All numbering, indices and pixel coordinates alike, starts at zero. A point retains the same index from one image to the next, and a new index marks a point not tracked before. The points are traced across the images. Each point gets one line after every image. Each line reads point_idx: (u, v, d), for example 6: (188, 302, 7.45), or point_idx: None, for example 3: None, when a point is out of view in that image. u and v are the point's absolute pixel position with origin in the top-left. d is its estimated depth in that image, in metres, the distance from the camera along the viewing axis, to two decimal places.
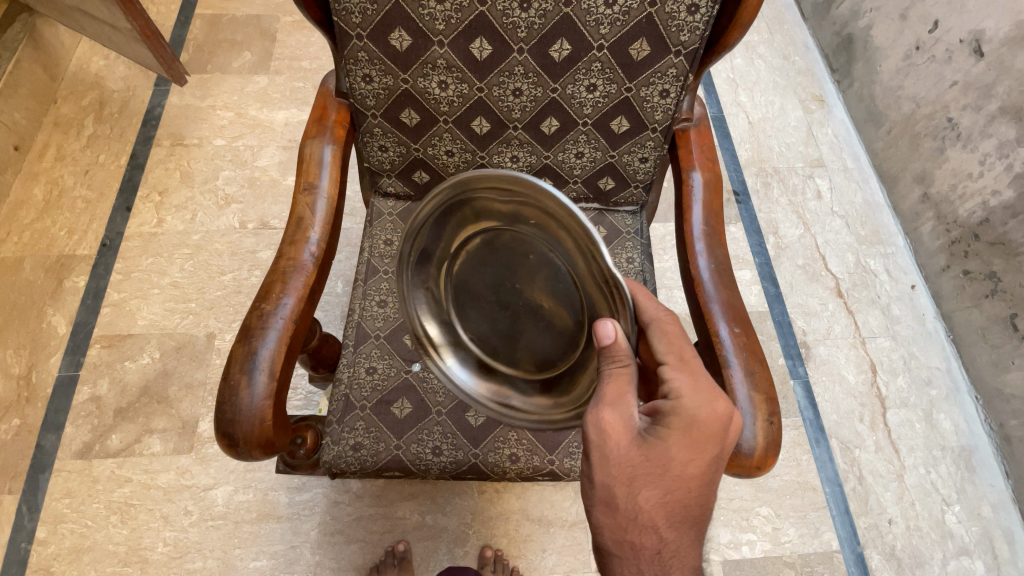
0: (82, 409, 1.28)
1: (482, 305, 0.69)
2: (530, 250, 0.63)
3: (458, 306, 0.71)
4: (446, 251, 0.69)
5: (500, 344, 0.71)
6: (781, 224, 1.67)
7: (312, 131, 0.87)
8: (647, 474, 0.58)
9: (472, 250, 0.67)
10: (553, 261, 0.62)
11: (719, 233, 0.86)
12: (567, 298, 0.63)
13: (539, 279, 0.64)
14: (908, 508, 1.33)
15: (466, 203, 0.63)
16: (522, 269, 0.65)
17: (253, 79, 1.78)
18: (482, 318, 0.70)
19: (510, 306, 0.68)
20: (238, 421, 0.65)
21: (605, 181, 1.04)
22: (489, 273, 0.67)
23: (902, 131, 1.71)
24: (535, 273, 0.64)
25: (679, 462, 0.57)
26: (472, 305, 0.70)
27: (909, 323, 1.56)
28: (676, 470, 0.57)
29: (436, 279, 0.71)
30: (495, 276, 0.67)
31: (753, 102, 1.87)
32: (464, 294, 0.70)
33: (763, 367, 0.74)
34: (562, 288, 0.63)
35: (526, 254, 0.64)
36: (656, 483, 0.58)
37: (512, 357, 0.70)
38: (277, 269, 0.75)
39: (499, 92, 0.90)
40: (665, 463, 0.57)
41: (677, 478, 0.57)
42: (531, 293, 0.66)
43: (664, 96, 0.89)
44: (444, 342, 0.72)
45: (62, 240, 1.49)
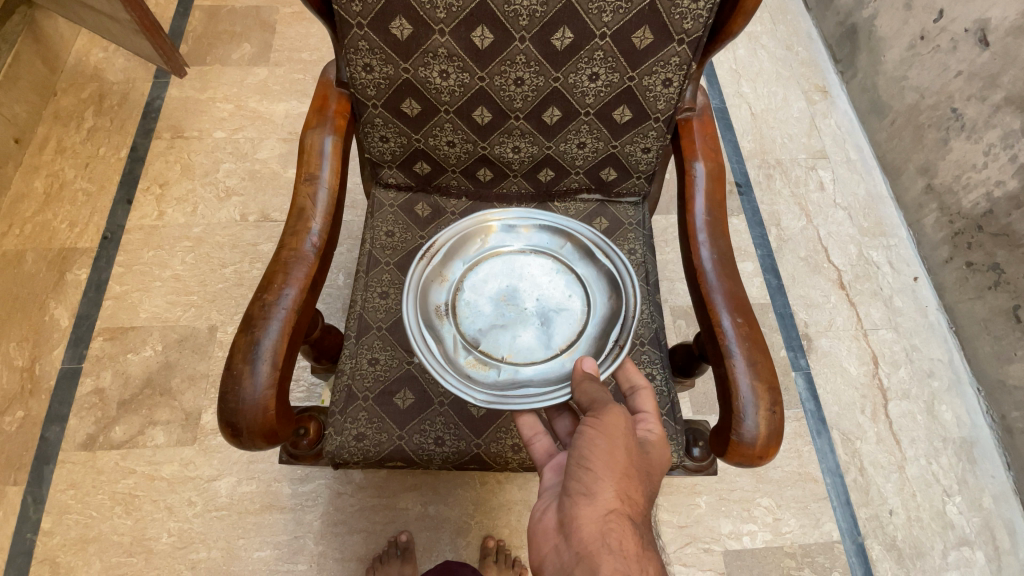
0: (86, 401, 1.29)
1: (509, 285, 0.81)
2: (576, 300, 0.80)
3: (493, 270, 0.82)
4: (524, 244, 0.83)
5: (483, 314, 0.78)
6: (784, 216, 1.66)
7: (313, 121, 0.87)
8: (645, 463, 0.66)
9: (547, 265, 0.82)
10: (582, 317, 0.79)
11: (722, 223, 0.86)
12: (567, 339, 0.77)
13: (558, 315, 0.79)
14: (909, 498, 1.33)
15: (567, 251, 0.83)
16: (558, 304, 0.80)
17: (252, 71, 1.77)
18: (493, 291, 0.80)
19: (519, 309, 0.79)
20: (242, 410, 0.65)
21: (608, 171, 1.03)
22: (534, 284, 0.81)
23: (905, 122, 1.70)
24: (563, 310, 0.79)
25: (659, 465, 0.68)
26: (503, 285, 0.81)
27: (911, 315, 1.56)
28: (657, 473, 0.68)
29: (501, 252, 0.83)
30: (538, 288, 0.81)
31: (756, 93, 1.85)
32: (512, 268, 0.82)
33: (765, 357, 0.74)
34: (571, 333, 0.77)
35: (571, 300, 0.80)
36: (650, 476, 0.66)
37: (480, 326, 0.77)
38: (279, 259, 0.75)
39: (501, 81, 0.89)
40: (656, 461, 0.68)
41: (658, 471, 0.68)
42: (545, 316, 0.79)
43: (667, 85, 0.89)
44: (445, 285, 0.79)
45: (64, 233, 1.49)
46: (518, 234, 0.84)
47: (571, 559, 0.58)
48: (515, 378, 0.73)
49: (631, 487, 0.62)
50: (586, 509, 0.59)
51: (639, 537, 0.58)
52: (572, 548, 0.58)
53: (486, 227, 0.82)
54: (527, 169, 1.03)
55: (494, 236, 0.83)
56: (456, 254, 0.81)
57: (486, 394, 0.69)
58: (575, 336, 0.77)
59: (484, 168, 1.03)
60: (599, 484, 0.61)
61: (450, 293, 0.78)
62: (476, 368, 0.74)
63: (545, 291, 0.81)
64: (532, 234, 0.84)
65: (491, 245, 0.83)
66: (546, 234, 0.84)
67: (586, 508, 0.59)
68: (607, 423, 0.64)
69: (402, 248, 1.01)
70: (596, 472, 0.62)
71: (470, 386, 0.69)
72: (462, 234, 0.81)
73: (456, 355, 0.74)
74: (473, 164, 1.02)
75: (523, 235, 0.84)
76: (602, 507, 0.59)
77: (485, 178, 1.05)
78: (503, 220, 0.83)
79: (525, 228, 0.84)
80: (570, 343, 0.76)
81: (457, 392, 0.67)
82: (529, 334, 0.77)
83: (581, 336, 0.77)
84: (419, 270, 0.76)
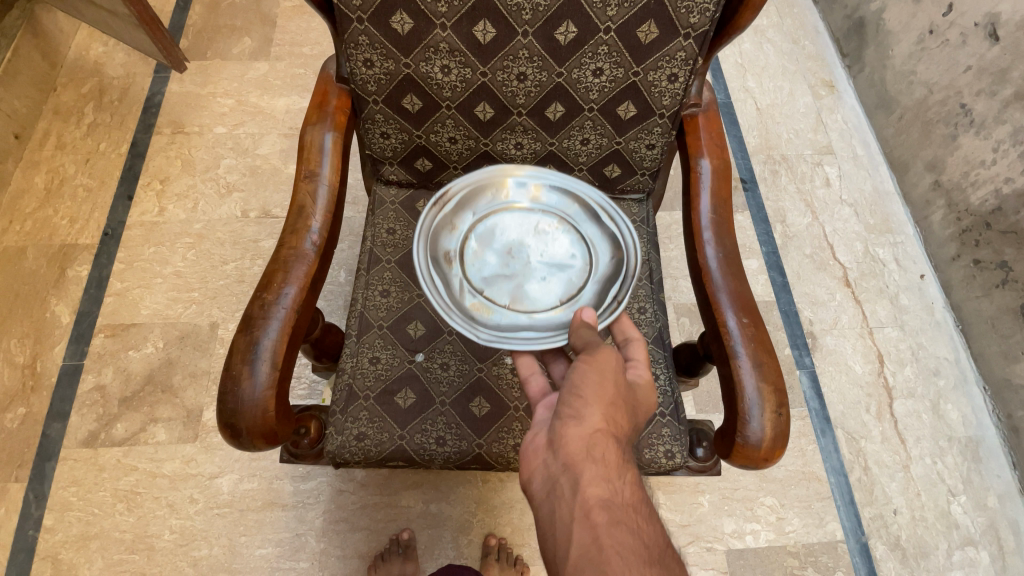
0: (87, 398, 1.29)
1: (518, 238, 0.81)
2: (581, 258, 0.80)
3: (503, 222, 0.81)
4: (532, 203, 0.82)
5: (489, 262, 0.79)
6: (789, 213, 1.64)
7: (312, 117, 0.85)
8: (632, 398, 0.65)
9: (554, 223, 0.82)
10: (583, 274, 0.79)
11: (727, 221, 0.84)
12: (568, 294, 0.78)
13: (562, 270, 0.79)
14: (913, 498, 1.32)
15: (575, 211, 0.82)
16: (563, 259, 0.80)
17: (253, 66, 1.75)
18: (502, 242, 0.80)
19: (525, 261, 0.80)
20: (242, 411, 0.64)
21: (612, 168, 1.01)
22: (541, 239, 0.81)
23: (913, 117, 1.67)
24: (567, 266, 0.79)
25: (645, 407, 0.67)
26: (511, 237, 0.81)
27: (918, 313, 1.54)
28: (644, 411, 0.67)
29: (510, 209, 0.82)
30: (544, 243, 0.81)
31: (761, 88, 1.83)
32: (522, 222, 0.82)
33: (771, 358, 0.73)
34: (572, 288, 0.78)
35: (576, 257, 0.80)
36: (637, 410, 0.65)
37: (486, 274, 0.78)
38: (279, 257, 0.75)
39: (504, 76, 0.88)
40: (642, 401, 0.67)
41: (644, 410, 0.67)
42: (549, 271, 0.79)
43: (672, 80, 0.87)
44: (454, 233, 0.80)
45: (64, 229, 1.49)
46: (527, 194, 0.82)
47: (557, 470, 0.58)
48: (516, 324, 0.75)
49: (619, 413, 0.61)
50: (573, 427, 0.59)
51: (624, 455, 0.59)
52: (557, 462, 0.58)
53: (499, 180, 0.82)
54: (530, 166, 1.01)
55: (504, 193, 0.82)
56: (467, 205, 0.81)
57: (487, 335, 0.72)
58: (576, 293, 0.78)
59: (487, 165, 1.01)
60: (588, 408, 0.60)
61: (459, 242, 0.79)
62: (480, 311, 0.76)
63: (552, 246, 0.81)
64: (541, 194, 0.82)
65: (503, 199, 0.82)
66: (555, 192, 0.83)
67: (573, 427, 0.59)
68: (600, 359, 0.64)
69: (403, 246, 1.00)
70: (584, 398, 0.61)
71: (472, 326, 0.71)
72: (475, 184, 0.81)
73: (461, 299, 0.76)
74: (475, 160, 1.00)
75: (532, 195, 0.82)
76: (589, 427, 0.59)
77: None
78: (517, 176, 0.82)
79: (534, 189, 0.82)
80: (570, 298, 0.77)
81: (461, 330, 0.70)
82: (532, 286, 0.78)
83: (582, 291, 0.78)
84: (429, 217, 0.77)
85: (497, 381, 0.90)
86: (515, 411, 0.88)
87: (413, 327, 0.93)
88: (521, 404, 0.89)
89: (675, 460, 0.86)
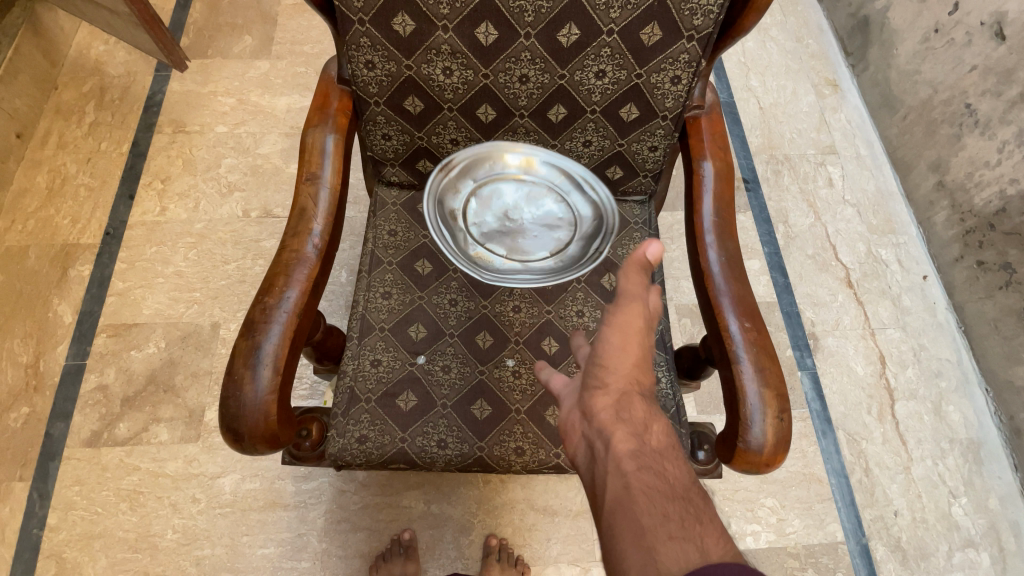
0: (90, 398, 1.29)
1: (513, 204, 0.82)
2: (569, 216, 0.83)
3: (500, 191, 0.82)
4: (523, 173, 0.82)
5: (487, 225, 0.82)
6: (792, 213, 1.64)
7: (314, 119, 0.85)
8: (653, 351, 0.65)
9: (544, 187, 0.83)
10: (570, 235, 0.82)
11: (730, 224, 0.84)
12: (555, 249, 0.82)
13: (549, 227, 0.82)
14: (914, 499, 1.32)
15: (567, 177, 0.82)
16: (552, 216, 0.83)
17: (254, 64, 1.75)
18: (499, 208, 0.82)
19: (520, 223, 0.83)
20: (243, 416, 0.64)
21: (614, 170, 1.01)
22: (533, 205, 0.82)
23: (918, 117, 1.67)
24: (555, 224, 0.83)
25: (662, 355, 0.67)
26: (504, 198, 0.82)
27: (920, 314, 1.54)
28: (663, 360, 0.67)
29: (501, 179, 0.82)
30: (535, 209, 0.82)
31: (765, 87, 1.82)
32: (518, 190, 0.83)
33: (773, 363, 0.72)
34: (558, 244, 0.82)
35: (564, 215, 0.83)
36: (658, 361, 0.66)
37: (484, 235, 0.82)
38: (280, 260, 0.75)
39: (506, 78, 0.87)
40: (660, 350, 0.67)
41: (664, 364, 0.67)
42: (538, 229, 0.82)
43: (676, 82, 0.87)
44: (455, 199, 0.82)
45: (66, 228, 1.49)
46: (519, 165, 0.82)
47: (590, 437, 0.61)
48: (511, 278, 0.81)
49: (643, 371, 0.63)
50: (599, 394, 0.61)
51: (649, 409, 0.61)
52: (591, 428, 0.61)
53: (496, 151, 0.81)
54: None
55: (499, 164, 0.82)
56: (467, 174, 0.82)
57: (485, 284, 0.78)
58: (563, 247, 0.82)
59: None
60: (611, 370, 0.62)
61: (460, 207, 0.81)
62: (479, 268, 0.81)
63: (541, 204, 0.82)
64: (532, 166, 0.82)
65: (500, 169, 0.82)
66: (548, 164, 0.82)
67: (599, 393, 0.61)
68: (621, 321, 0.63)
69: (404, 248, 0.99)
70: (608, 362, 0.62)
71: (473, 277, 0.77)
72: (472, 156, 0.81)
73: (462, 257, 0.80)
74: None
75: (523, 166, 0.82)
76: (614, 391, 0.62)
77: None
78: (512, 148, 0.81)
79: (525, 159, 0.82)
80: (557, 251, 0.82)
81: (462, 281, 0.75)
82: (524, 244, 0.82)
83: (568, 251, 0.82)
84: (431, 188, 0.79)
85: (498, 383, 0.90)
86: (516, 414, 0.88)
87: (414, 330, 0.93)
88: (522, 407, 0.89)
89: None
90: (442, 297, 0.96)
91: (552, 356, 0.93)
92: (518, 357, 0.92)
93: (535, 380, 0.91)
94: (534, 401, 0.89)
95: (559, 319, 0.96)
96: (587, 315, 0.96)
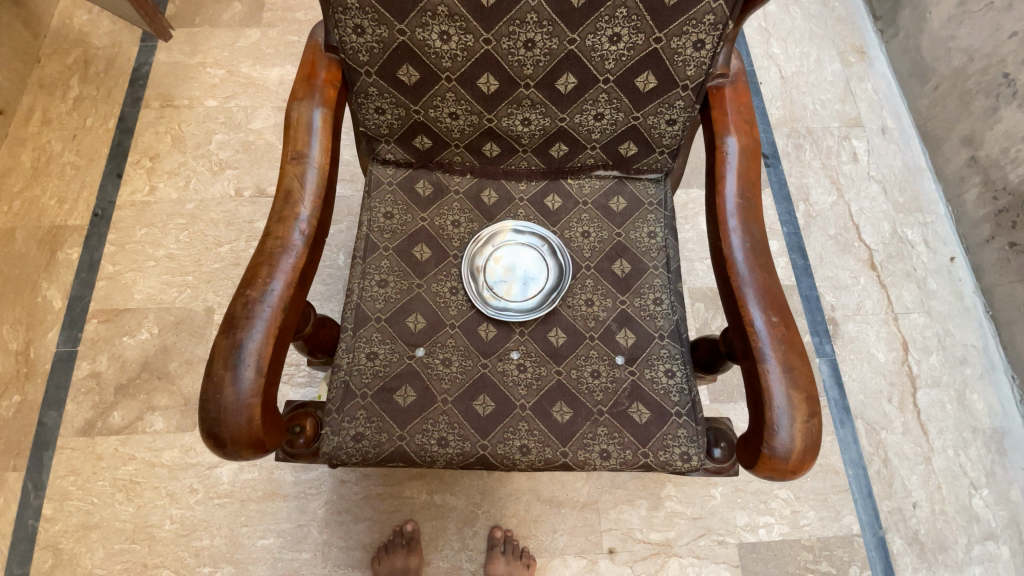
0: (82, 385, 1.25)
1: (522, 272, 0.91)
2: (549, 269, 0.91)
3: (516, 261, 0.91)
4: (521, 241, 0.93)
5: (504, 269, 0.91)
6: (813, 190, 1.54)
7: (300, 92, 0.78)
8: None
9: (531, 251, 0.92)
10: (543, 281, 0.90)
11: (755, 207, 0.77)
12: (534, 291, 0.90)
13: (530, 273, 0.91)
14: (933, 491, 1.27)
15: (550, 244, 0.92)
16: (535, 268, 0.91)
17: (244, 33, 1.65)
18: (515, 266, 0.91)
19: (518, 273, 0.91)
20: (224, 421, 0.59)
21: (627, 146, 0.93)
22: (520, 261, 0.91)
23: (950, 87, 1.56)
24: (535, 274, 0.91)
25: None
26: (501, 258, 0.92)
27: (945, 298, 1.46)
28: None
29: (503, 246, 0.92)
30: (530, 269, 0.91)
31: (787, 54, 1.70)
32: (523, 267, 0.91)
33: (804, 362, 0.66)
34: (539, 291, 0.90)
35: (544, 269, 0.91)
36: None
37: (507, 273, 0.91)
38: (264, 249, 0.68)
39: (510, 44, 0.80)
40: None
41: None
42: (521, 276, 0.90)
43: (698, 48, 0.79)
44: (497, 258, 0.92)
45: (53, 209, 1.43)
46: (518, 239, 0.93)
47: None
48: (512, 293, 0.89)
49: None
50: None
51: None
52: None
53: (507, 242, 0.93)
54: (538, 144, 0.93)
55: (502, 234, 0.93)
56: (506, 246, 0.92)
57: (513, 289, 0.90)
58: (543, 295, 0.89)
59: (491, 143, 0.93)
60: None
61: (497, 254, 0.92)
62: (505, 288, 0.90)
63: (528, 258, 0.92)
64: (530, 236, 0.93)
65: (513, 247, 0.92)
66: (536, 234, 0.93)
67: None
68: None
69: (401, 232, 0.93)
70: None
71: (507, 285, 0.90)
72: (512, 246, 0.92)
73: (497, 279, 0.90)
74: (478, 138, 0.92)
75: (522, 237, 0.93)
76: None
77: (491, 154, 0.95)
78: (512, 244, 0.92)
79: (523, 232, 0.93)
80: (536, 294, 0.90)
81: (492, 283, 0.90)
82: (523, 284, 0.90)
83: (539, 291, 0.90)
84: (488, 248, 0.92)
85: (503, 377, 0.85)
86: (521, 411, 0.83)
87: (412, 320, 0.87)
88: (528, 403, 0.83)
89: (692, 463, 0.80)
90: (442, 285, 0.90)
91: (559, 348, 0.87)
92: (523, 349, 0.87)
93: (541, 373, 0.85)
94: (540, 397, 0.84)
95: (567, 309, 0.89)
96: (596, 304, 0.90)
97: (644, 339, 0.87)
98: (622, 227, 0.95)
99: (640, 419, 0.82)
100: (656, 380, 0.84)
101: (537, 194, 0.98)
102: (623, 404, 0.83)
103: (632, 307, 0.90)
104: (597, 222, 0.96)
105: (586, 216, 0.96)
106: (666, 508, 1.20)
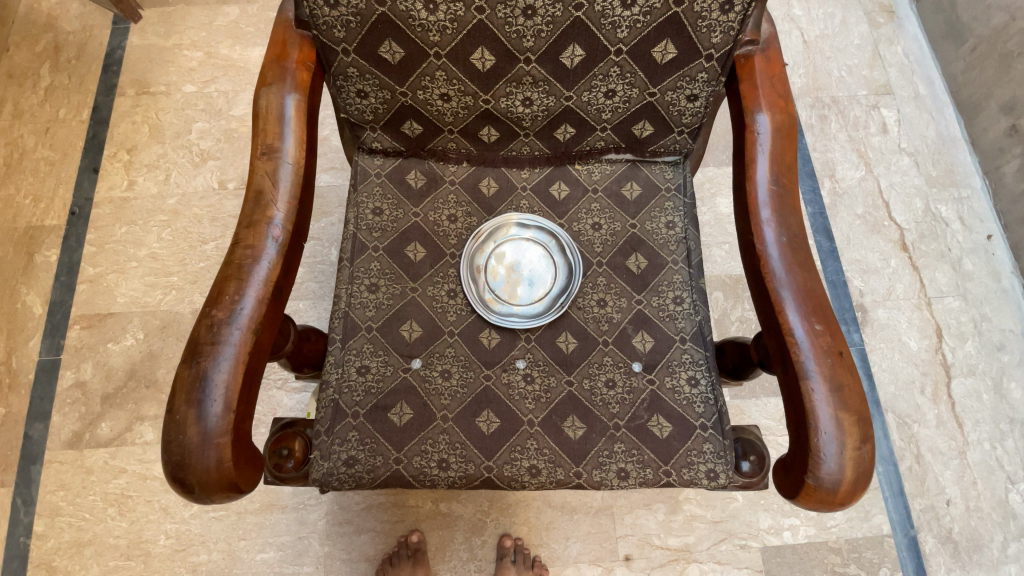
0: (67, 396, 1.19)
1: (527, 273, 0.82)
2: (556, 270, 0.82)
3: (522, 260, 0.83)
4: (526, 239, 0.84)
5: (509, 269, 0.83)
6: (839, 165, 1.43)
7: (269, 75, 0.68)
8: None
9: (538, 248, 0.84)
10: (549, 282, 0.82)
11: (792, 194, 0.67)
12: (540, 296, 0.81)
13: (535, 274, 0.82)
14: (969, 487, 1.20)
15: (558, 241, 0.83)
16: (541, 268, 0.83)
17: (222, 11, 1.53)
18: (521, 266, 0.83)
19: (523, 274, 0.82)
20: (189, 464, 0.52)
21: (642, 127, 0.82)
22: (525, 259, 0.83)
23: (989, 49, 1.42)
24: (541, 275, 0.82)
25: None
26: (506, 256, 0.83)
27: (982, 280, 1.36)
28: None
29: (507, 244, 0.84)
30: (536, 268, 0.83)
31: (809, 16, 1.56)
32: (529, 267, 0.83)
33: (854, 378, 0.57)
34: (545, 294, 0.81)
35: (551, 269, 0.83)
36: None
37: (511, 275, 0.82)
38: (232, 261, 0.60)
39: (507, 12, 0.69)
40: None
41: None
42: (527, 278, 0.82)
43: (726, 9, 0.68)
44: (502, 258, 0.83)
45: (28, 209, 1.35)
46: (524, 236, 0.84)
47: None
48: (517, 295, 0.81)
49: None
50: None
51: None
52: None
53: (511, 240, 0.84)
54: (541, 127, 0.83)
55: (506, 231, 0.84)
56: (511, 246, 0.84)
57: (518, 292, 0.82)
58: (551, 299, 0.81)
59: (489, 127, 0.83)
60: None
61: (501, 254, 0.83)
62: (509, 290, 0.82)
63: (535, 257, 0.83)
64: (535, 234, 0.84)
65: (518, 245, 0.84)
66: (543, 231, 0.84)
67: None
68: None
69: (392, 229, 0.84)
70: None
71: (512, 288, 0.82)
72: (517, 245, 0.84)
73: (500, 281, 0.82)
74: (475, 121, 0.82)
75: (527, 235, 0.84)
76: None
77: (489, 139, 0.85)
78: (516, 242, 0.84)
79: (529, 228, 0.84)
80: (542, 299, 0.81)
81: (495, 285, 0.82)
82: (528, 287, 0.82)
83: (546, 295, 0.81)
84: (491, 248, 0.84)
85: (508, 390, 0.77)
86: (529, 427, 0.75)
87: (407, 329, 0.79)
88: (536, 418, 0.76)
89: (719, 481, 0.73)
90: (438, 288, 0.82)
91: (570, 355, 0.79)
92: (530, 357, 0.78)
93: (551, 384, 0.77)
94: (550, 411, 0.76)
95: (578, 311, 0.81)
96: (610, 305, 0.81)
97: (663, 343, 0.79)
98: (636, 218, 0.85)
99: (661, 434, 0.74)
100: (678, 389, 0.76)
101: (542, 182, 0.88)
102: (642, 417, 0.75)
103: (649, 307, 0.81)
104: (609, 212, 0.86)
105: (596, 205, 0.86)
106: (684, 512, 1.14)
